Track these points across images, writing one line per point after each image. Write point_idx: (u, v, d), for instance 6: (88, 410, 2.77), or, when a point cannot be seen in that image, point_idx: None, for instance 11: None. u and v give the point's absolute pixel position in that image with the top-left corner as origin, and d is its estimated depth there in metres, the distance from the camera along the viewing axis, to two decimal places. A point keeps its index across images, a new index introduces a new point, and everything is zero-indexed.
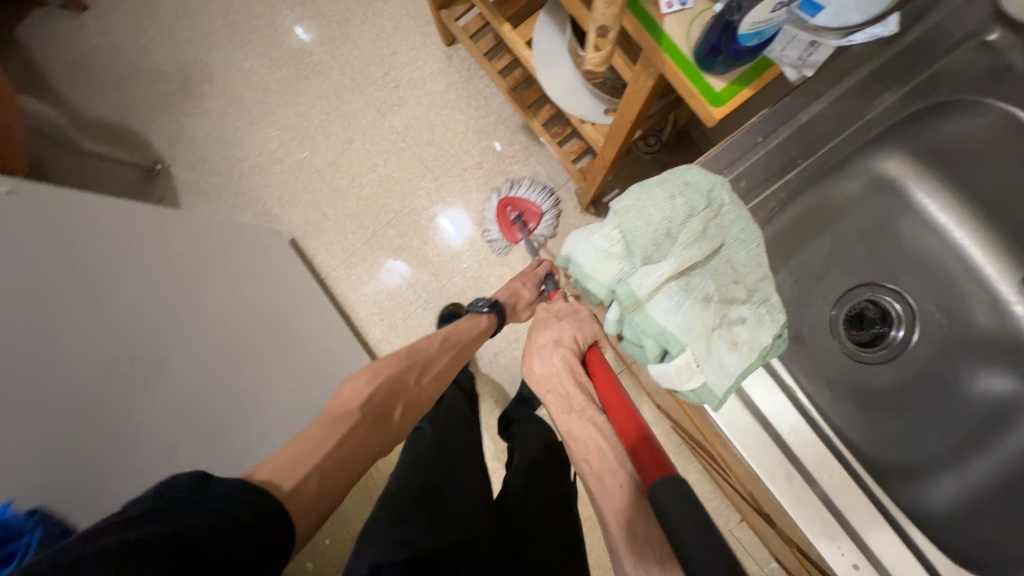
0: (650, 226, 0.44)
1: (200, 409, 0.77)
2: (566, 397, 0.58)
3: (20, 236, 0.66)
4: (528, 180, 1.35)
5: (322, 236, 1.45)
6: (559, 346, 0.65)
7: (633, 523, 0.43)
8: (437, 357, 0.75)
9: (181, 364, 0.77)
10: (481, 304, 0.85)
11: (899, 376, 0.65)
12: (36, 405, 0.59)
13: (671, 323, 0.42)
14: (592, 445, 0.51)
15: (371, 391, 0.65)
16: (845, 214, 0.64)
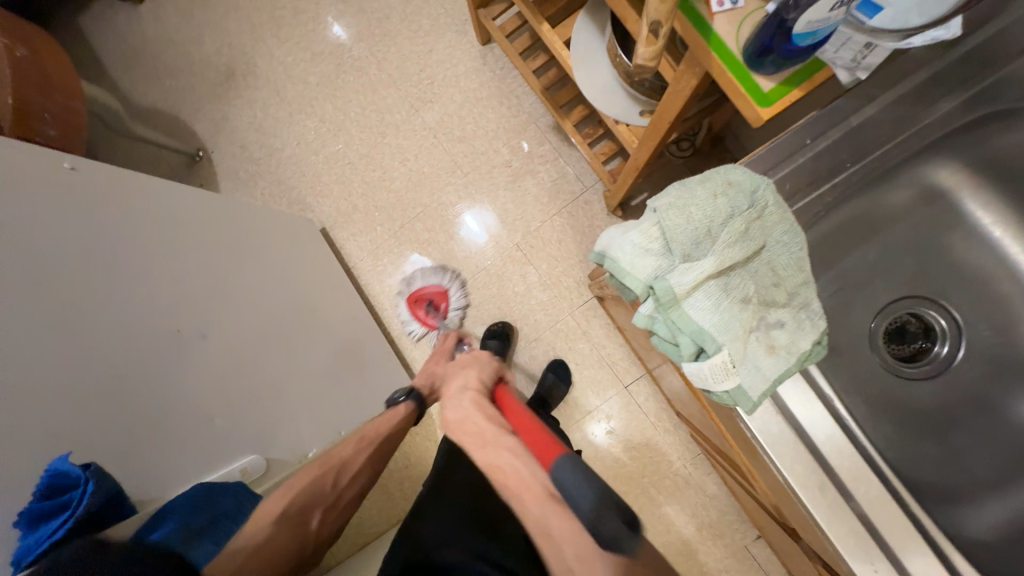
0: (690, 225, 0.43)
1: (234, 385, 0.80)
2: (479, 434, 0.50)
3: (81, 211, 0.70)
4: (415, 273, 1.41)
5: (352, 227, 1.48)
6: (467, 390, 0.61)
7: (550, 525, 0.41)
8: (359, 455, 0.68)
9: (215, 343, 0.80)
10: (396, 396, 0.79)
11: (942, 394, 0.62)
12: (83, 375, 0.62)
13: (708, 323, 0.42)
14: (509, 467, 0.45)
15: (286, 503, 0.59)
16: (891, 224, 0.62)
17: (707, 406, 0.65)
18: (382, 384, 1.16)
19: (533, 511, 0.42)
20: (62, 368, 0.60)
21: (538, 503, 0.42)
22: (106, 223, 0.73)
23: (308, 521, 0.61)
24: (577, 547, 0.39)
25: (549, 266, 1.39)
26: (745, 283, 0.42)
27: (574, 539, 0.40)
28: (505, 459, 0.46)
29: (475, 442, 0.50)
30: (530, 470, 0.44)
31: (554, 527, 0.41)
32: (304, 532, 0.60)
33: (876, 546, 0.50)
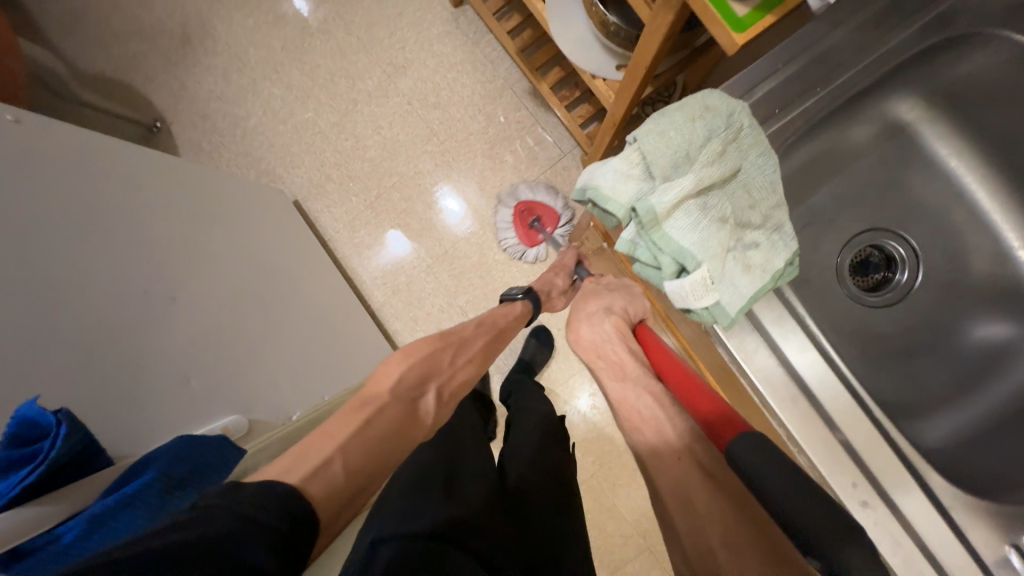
0: (669, 149, 0.44)
1: (210, 346, 0.78)
2: (617, 365, 0.63)
3: (35, 169, 0.67)
4: (524, 185, 1.37)
5: (327, 198, 1.44)
6: (611, 316, 0.71)
7: (688, 492, 0.43)
8: (475, 339, 0.76)
9: (181, 311, 0.76)
10: (515, 293, 0.89)
11: (901, 319, 0.66)
12: (35, 342, 0.57)
13: (688, 242, 0.43)
14: (648, 415, 0.54)
15: (401, 373, 0.64)
16: (855, 161, 0.65)
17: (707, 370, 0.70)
18: (363, 354, 1.16)
19: (671, 468, 0.46)
20: (21, 321, 0.57)
21: (678, 466, 0.46)
22: (44, 184, 0.67)
23: (422, 396, 0.65)
24: (723, 531, 0.39)
25: None
26: (723, 204, 0.44)
27: (714, 516, 0.40)
28: (645, 408, 0.55)
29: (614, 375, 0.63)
30: (678, 433, 0.49)
31: (694, 496, 0.43)
32: (418, 405, 0.64)
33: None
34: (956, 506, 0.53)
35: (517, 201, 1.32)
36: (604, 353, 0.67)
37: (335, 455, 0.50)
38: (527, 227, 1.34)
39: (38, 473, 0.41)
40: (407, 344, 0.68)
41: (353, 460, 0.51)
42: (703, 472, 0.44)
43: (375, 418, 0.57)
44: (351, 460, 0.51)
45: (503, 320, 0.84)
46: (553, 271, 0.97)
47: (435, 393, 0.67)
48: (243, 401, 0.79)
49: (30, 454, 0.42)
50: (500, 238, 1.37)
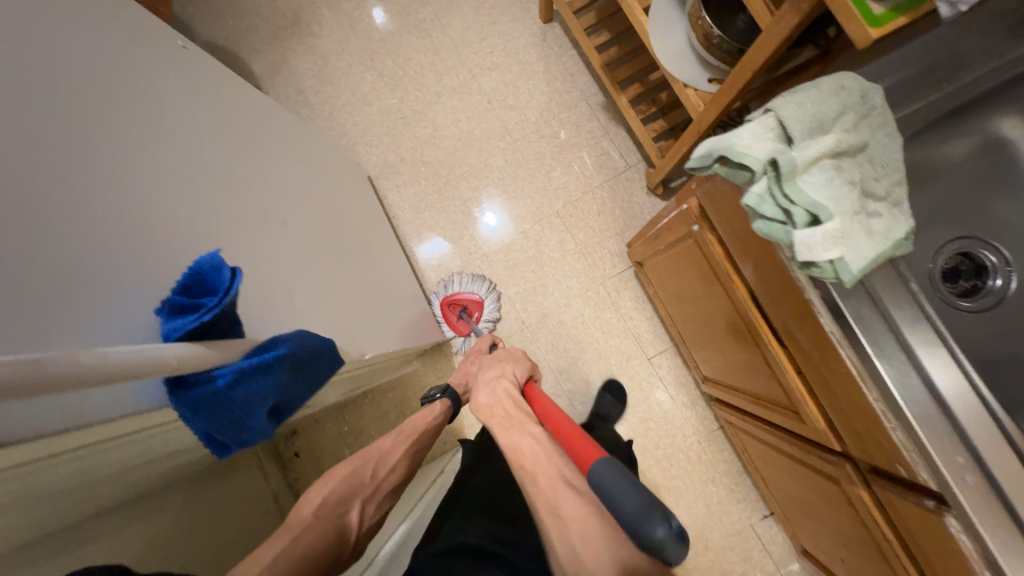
0: (806, 117, 0.48)
1: (304, 277, 0.81)
2: (506, 417, 0.64)
3: (180, 81, 0.70)
4: (457, 275, 1.44)
5: (399, 179, 1.53)
6: (501, 378, 0.77)
7: (557, 502, 0.45)
8: (393, 449, 0.81)
9: (279, 235, 0.79)
10: (433, 394, 0.96)
11: (996, 327, 0.62)
12: (178, 229, 0.58)
13: (822, 195, 0.46)
14: (526, 447, 0.55)
15: (323, 495, 0.69)
16: (949, 175, 0.63)
17: (788, 361, 0.70)
18: (411, 324, 1.20)
19: (544, 486, 0.48)
20: (152, 203, 0.55)
21: (548, 484, 0.48)
22: (189, 94, 0.70)
23: (348, 512, 0.70)
24: (583, 528, 0.42)
25: (586, 236, 1.45)
26: (854, 170, 0.48)
27: (575, 516, 0.43)
28: (524, 441, 0.56)
29: (501, 425, 0.63)
30: (551, 456, 0.51)
31: (559, 503, 0.45)
32: (344, 523, 0.68)
33: (952, 437, 0.49)
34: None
35: (438, 301, 1.41)
36: (495, 410, 0.69)
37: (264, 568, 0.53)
38: (454, 320, 1.42)
39: (194, 324, 0.44)
40: (327, 471, 0.74)
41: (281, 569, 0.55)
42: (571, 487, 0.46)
43: (301, 537, 0.61)
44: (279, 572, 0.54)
45: (419, 425, 0.88)
46: (471, 360, 1.06)
47: (359, 509, 0.72)
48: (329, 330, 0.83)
49: (190, 304, 0.46)
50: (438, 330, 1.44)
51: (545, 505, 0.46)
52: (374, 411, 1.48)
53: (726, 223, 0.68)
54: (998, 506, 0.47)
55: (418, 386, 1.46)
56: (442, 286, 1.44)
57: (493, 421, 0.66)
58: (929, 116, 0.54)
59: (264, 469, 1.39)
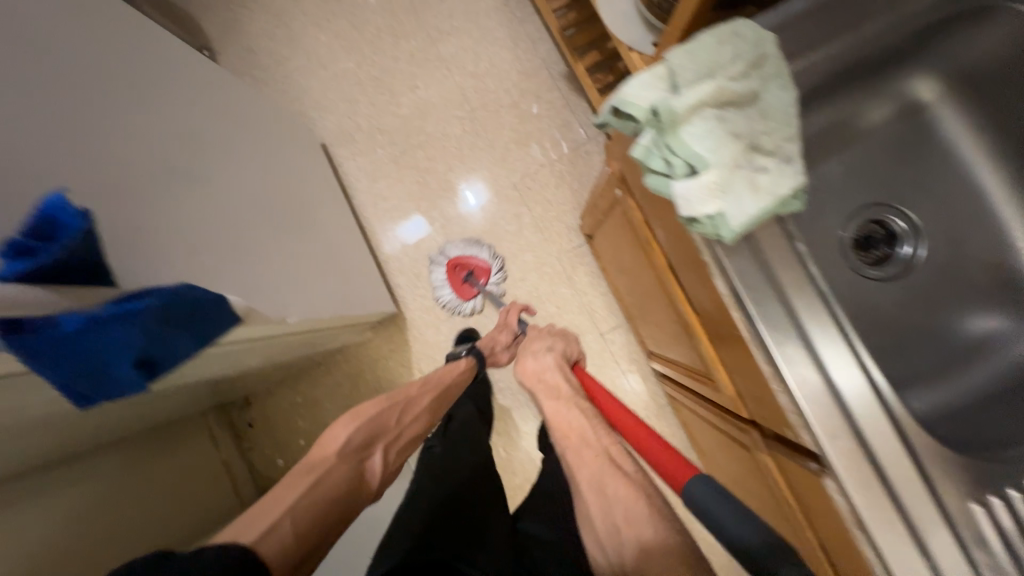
0: (695, 66, 0.46)
1: (236, 231, 0.79)
2: (552, 386, 0.68)
3: (82, 21, 0.66)
4: (450, 243, 1.40)
5: (355, 147, 1.49)
6: (551, 351, 0.77)
7: (605, 482, 0.51)
8: (421, 397, 0.84)
9: (203, 191, 0.76)
10: (460, 350, 1.01)
11: (898, 294, 0.61)
12: (80, 176, 0.55)
13: (703, 145, 0.44)
14: (576, 424, 0.60)
15: (349, 435, 0.69)
16: (864, 140, 0.61)
17: (699, 328, 0.69)
18: (355, 293, 1.18)
19: (590, 466, 0.53)
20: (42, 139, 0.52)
21: (596, 463, 0.53)
22: (94, 35, 0.66)
23: (369, 456, 0.71)
24: (628, 509, 0.48)
25: (543, 209, 1.43)
26: (739, 122, 0.46)
27: (626, 501, 0.49)
28: (573, 418, 0.61)
29: (549, 393, 0.68)
30: (598, 434, 0.57)
31: (612, 486, 0.50)
32: (364, 466, 0.69)
33: (827, 397, 0.48)
34: (948, 477, 0.46)
35: (448, 260, 1.37)
36: (544, 377, 0.72)
37: (283, 517, 0.52)
38: (460, 282, 1.39)
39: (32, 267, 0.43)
40: (353, 408, 0.74)
41: (300, 519, 0.53)
42: (619, 469, 0.52)
43: (319, 484, 0.60)
44: (301, 522, 0.53)
45: (448, 377, 0.93)
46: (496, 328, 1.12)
47: (382, 454, 0.73)
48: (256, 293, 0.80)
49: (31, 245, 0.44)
50: (437, 293, 1.40)
51: (591, 482, 0.52)
52: (327, 384, 1.47)
53: (638, 184, 0.65)
54: (864, 464, 0.47)
55: (372, 359, 1.46)
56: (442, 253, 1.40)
57: (537, 391, 0.70)
58: (831, 70, 0.52)
59: (215, 437, 1.41)
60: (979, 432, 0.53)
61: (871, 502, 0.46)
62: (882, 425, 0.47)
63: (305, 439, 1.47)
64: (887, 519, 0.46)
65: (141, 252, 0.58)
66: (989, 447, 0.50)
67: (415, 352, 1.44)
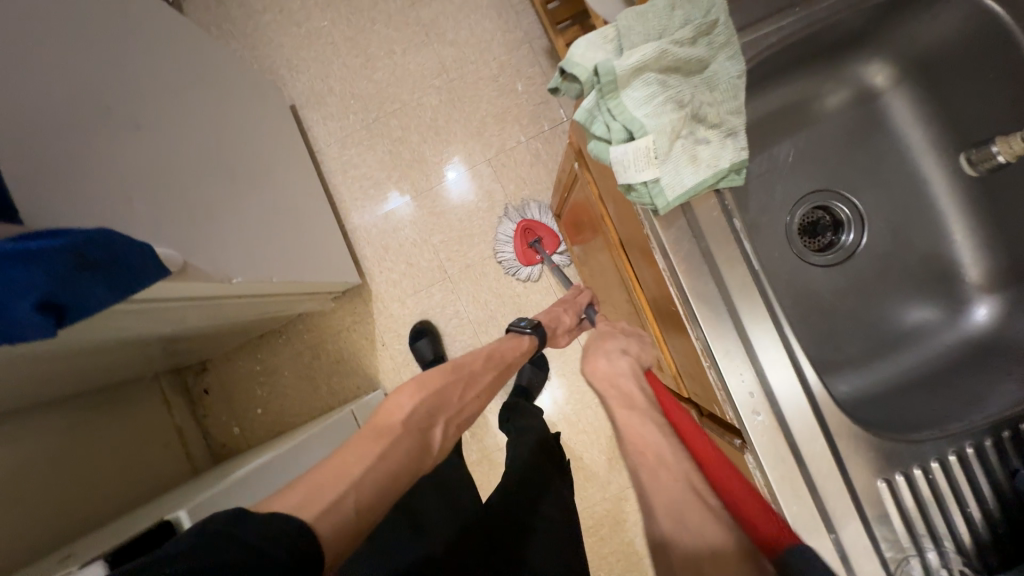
0: (645, 28, 0.44)
1: (180, 180, 0.75)
2: (626, 391, 0.55)
3: None
4: (533, 205, 1.37)
5: (326, 111, 1.43)
6: (627, 355, 0.61)
7: (684, 514, 0.42)
8: (483, 374, 0.78)
9: (151, 137, 0.72)
10: (523, 325, 0.85)
11: (838, 282, 0.62)
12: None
13: (642, 112, 0.43)
14: (652, 438, 0.48)
15: (414, 406, 0.68)
16: (817, 123, 0.61)
17: (646, 305, 0.69)
18: (315, 260, 1.15)
19: (669, 493, 0.43)
20: None
21: (674, 485, 0.44)
22: None
23: (431, 428, 0.70)
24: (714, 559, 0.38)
25: (516, 187, 1.41)
26: (682, 90, 0.44)
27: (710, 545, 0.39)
28: (649, 432, 0.49)
29: (619, 399, 0.55)
30: (680, 456, 0.46)
31: (691, 519, 0.41)
32: (426, 437, 0.69)
33: (752, 373, 0.48)
34: (857, 455, 0.48)
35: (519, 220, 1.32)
36: (618, 383, 0.57)
37: (348, 490, 0.55)
38: (525, 245, 1.34)
39: None
40: (420, 376, 0.72)
41: (364, 494, 0.56)
42: (700, 499, 0.42)
43: (389, 454, 0.62)
44: (362, 496, 0.56)
45: (511, 353, 0.83)
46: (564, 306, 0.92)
47: (442, 427, 0.72)
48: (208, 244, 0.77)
49: None
50: (499, 249, 1.37)
51: (665, 508, 0.43)
52: (288, 352, 1.44)
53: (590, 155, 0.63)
54: (781, 439, 0.48)
55: (335, 329, 1.43)
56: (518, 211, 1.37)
57: (608, 393, 0.57)
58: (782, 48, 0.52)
59: (169, 402, 1.39)
60: (900, 414, 0.54)
61: (785, 476, 0.47)
62: (799, 402, 0.48)
63: (262, 408, 1.45)
64: (796, 493, 0.47)
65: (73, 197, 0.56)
66: (903, 428, 0.51)
67: (379, 325, 1.42)
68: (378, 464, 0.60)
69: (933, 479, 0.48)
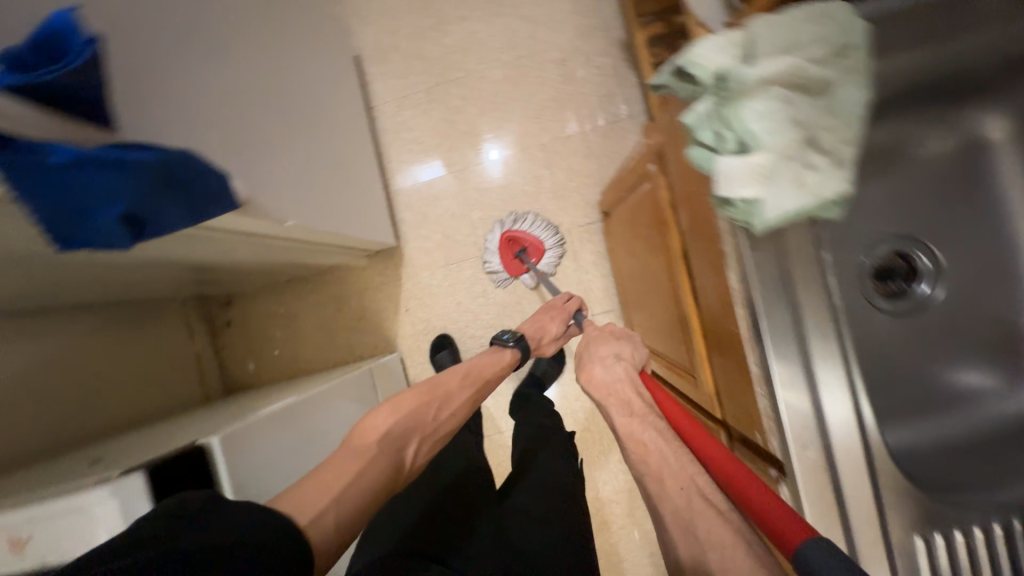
0: (776, 40, 0.43)
1: (254, 112, 0.75)
2: (624, 402, 0.62)
3: None
4: (531, 215, 1.36)
5: (388, 68, 1.42)
6: (620, 360, 0.71)
7: (694, 521, 0.43)
8: (459, 392, 0.83)
9: (230, 64, 0.71)
10: (506, 339, 0.96)
11: (903, 331, 0.60)
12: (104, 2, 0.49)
13: (759, 125, 0.42)
14: (652, 445, 0.53)
15: (389, 425, 0.70)
16: (922, 164, 0.59)
17: (697, 320, 0.68)
18: (358, 216, 1.15)
19: (674, 498, 0.46)
20: None
21: (678, 492, 0.46)
22: None
23: (405, 449, 0.71)
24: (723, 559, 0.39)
25: (565, 177, 1.39)
26: (803, 111, 0.43)
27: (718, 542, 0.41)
28: (649, 439, 0.54)
29: (622, 411, 0.61)
30: (684, 462, 0.49)
31: (698, 525, 0.43)
32: (401, 457, 0.70)
33: (809, 411, 0.48)
34: (901, 509, 0.47)
35: (503, 231, 1.33)
36: (614, 389, 0.66)
37: (329, 505, 0.55)
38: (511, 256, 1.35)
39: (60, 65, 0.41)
40: (394, 398, 0.75)
41: (346, 509, 0.56)
42: (708, 503, 0.44)
43: (366, 471, 0.63)
44: (343, 511, 0.56)
45: (488, 370, 0.91)
46: (552, 316, 1.03)
47: (415, 445, 0.73)
48: (272, 181, 0.77)
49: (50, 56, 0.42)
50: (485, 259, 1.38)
51: (674, 513, 0.45)
52: (311, 300, 1.46)
53: (674, 159, 0.62)
54: (826, 478, 0.47)
55: (361, 286, 1.44)
56: (512, 218, 1.36)
57: (609, 404, 0.64)
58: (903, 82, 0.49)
59: (192, 327, 1.42)
60: (947, 475, 0.53)
61: (823, 514, 0.47)
62: (851, 444, 0.48)
63: (279, 349, 1.47)
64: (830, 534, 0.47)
65: (153, 103, 0.53)
66: (948, 490, 0.50)
67: (406, 290, 1.43)
68: (354, 483, 0.60)
69: (971, 545, 0.47)
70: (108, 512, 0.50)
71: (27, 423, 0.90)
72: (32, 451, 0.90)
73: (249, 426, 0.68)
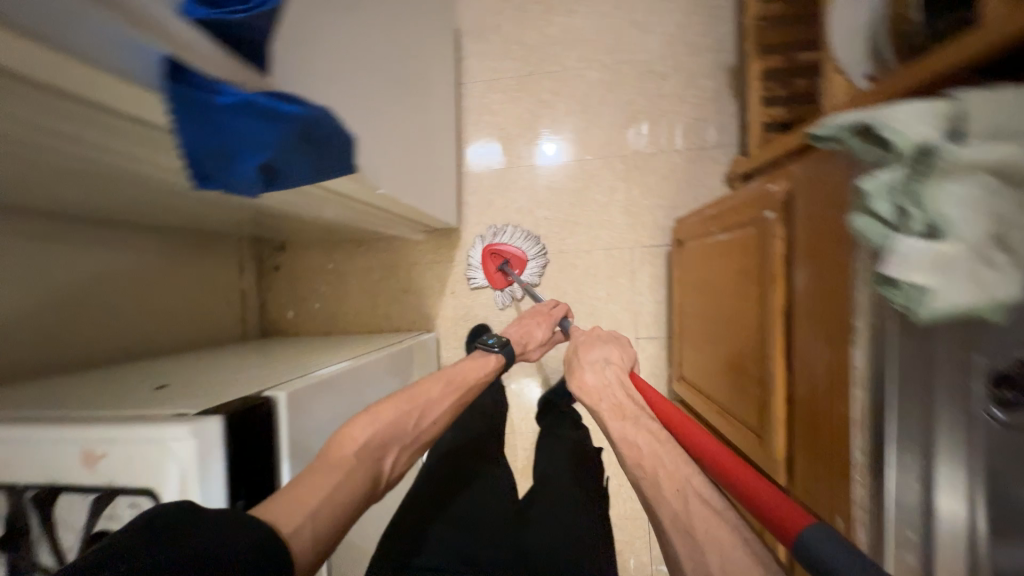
0: (998, 120, 0.38)
1: (374, 76, 0.74)
2: (617, 409, 0.67)
3: None
4: (512, 227, 1.37)
5: (485, 47, 1.39)
6: (609, 365, 0.78)
7: (691, 522, 0.47)
8: (440, 398, 0.84)
9: (363, 23, 0.69)
10: (490, 346, 0.99)
11: None
12: None
13: (953, 209, 0.38)
14: (644, 449, 0.57)
15: (368, 436, 0.68)
16: None
17: (783, 385, 0.65)
18: (433, 194, 1.14)
19: (668, 502, 0.49)
20: None
21: (675, 497, 0.49)
22: None
23: (383, 459, 0.69)
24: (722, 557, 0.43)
25: (639, 194, 1.35)
26: (1012, 203, 0.38)
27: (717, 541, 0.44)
28: (643, 442, 0.58)
29: (614, 416, 0.66)
30: (679, 464, 0.53)
31: (696, 525, 0.46)
32: (378, 468, 0.68)
33: (915, 507, 0.47)
34: None
35: (485, 244, 1.34)
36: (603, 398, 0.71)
37: (305, 520, 0.52)
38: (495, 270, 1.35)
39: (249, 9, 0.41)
40: (374, 408, 0.73)
41: (320, 525, 0.54)
42: (707, 505, 0.47)
43: (340, 485, 0.59)
44: (320, 525, 0.54)
45: (472, 373, 0.93)
46: (537, 321, 1.07)
47: (393, 457, 0.72)
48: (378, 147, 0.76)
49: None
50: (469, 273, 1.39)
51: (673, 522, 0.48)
52: (361, 263, 1.47)
53: (805, 217, 0.59)
54: None
55: (413, 259, 1.44)
56: (494, 232, 1.37)
57: (603, 408, 0.70)
58: None
59: (242, 265, 1.44)
60: None
61: None
62: (953, 553, 0.46)
63: (320, 304, 1.49)
64: None
65: (291, 47, 0.51)
66: None
67: (455, 274, 1.42)
68: (329, 497, 0.57)
69: None
70: (185, 450, 0.50)
71: (85, 329, 0.93)
72: (84, 358, 0.93)
73: (309, 387, 0.68)
